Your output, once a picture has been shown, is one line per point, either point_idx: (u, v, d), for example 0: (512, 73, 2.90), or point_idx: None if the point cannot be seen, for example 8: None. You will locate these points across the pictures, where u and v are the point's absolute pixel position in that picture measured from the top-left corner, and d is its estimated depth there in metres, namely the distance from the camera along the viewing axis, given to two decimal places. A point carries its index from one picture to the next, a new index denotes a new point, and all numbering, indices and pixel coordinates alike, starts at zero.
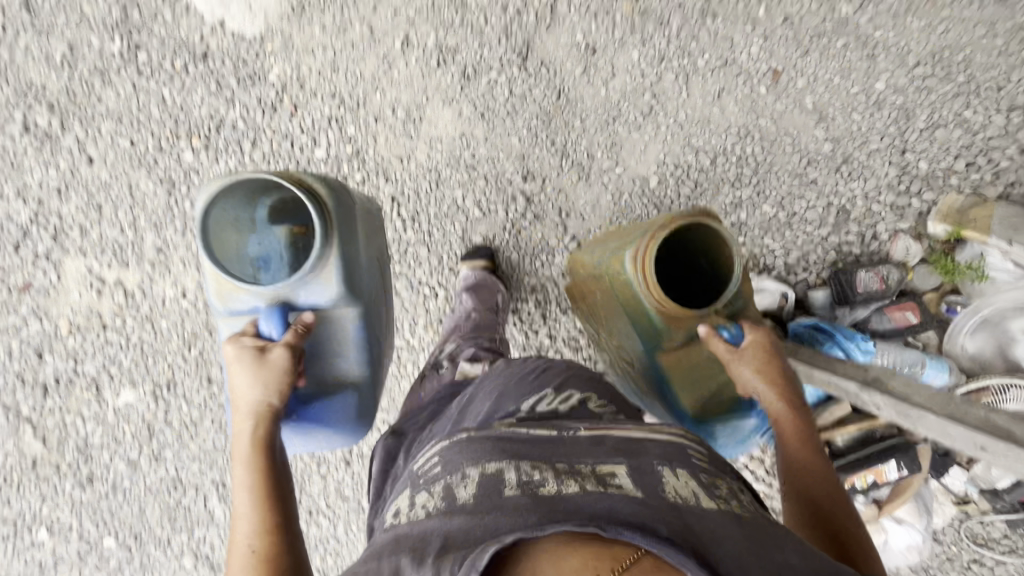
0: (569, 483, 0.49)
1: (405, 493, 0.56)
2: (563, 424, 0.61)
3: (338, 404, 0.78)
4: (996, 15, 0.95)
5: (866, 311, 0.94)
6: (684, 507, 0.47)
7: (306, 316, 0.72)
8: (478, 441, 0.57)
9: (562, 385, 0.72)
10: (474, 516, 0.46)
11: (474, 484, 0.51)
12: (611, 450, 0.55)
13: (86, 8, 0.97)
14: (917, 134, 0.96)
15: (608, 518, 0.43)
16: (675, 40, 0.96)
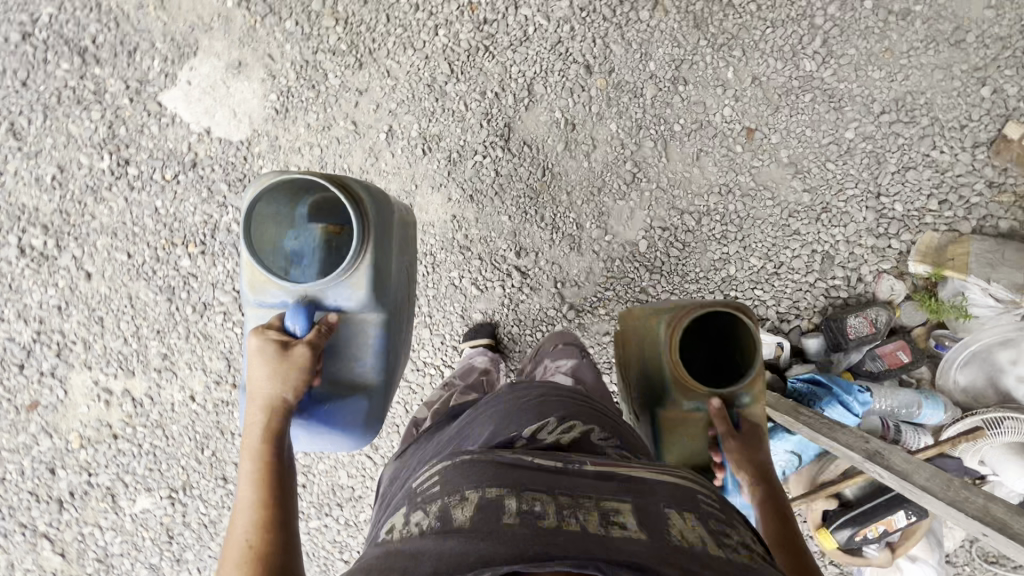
0: (570, 521, 0.43)
1: (400, 513, 0.50)
2: (572, 454, 0.53)
3: (347, 407, 0.73)
4: (951, 59, 1.00)
5: (859, 354, 0.97)
6: (694, 553, 0.41)
7: (331, 316, 0.69)
8: (476, 466, 0.50)
9: (566, 410, 0.63)
10: (463, 546, 0.40)
11: (471, 507, 0.45)
12: (622, 487, 0.48)
13: (73, 129, 0.99)
14: (889, 178, 1.00)
15: (610, 557, 0.38)
16: (651, 109, 0.99)
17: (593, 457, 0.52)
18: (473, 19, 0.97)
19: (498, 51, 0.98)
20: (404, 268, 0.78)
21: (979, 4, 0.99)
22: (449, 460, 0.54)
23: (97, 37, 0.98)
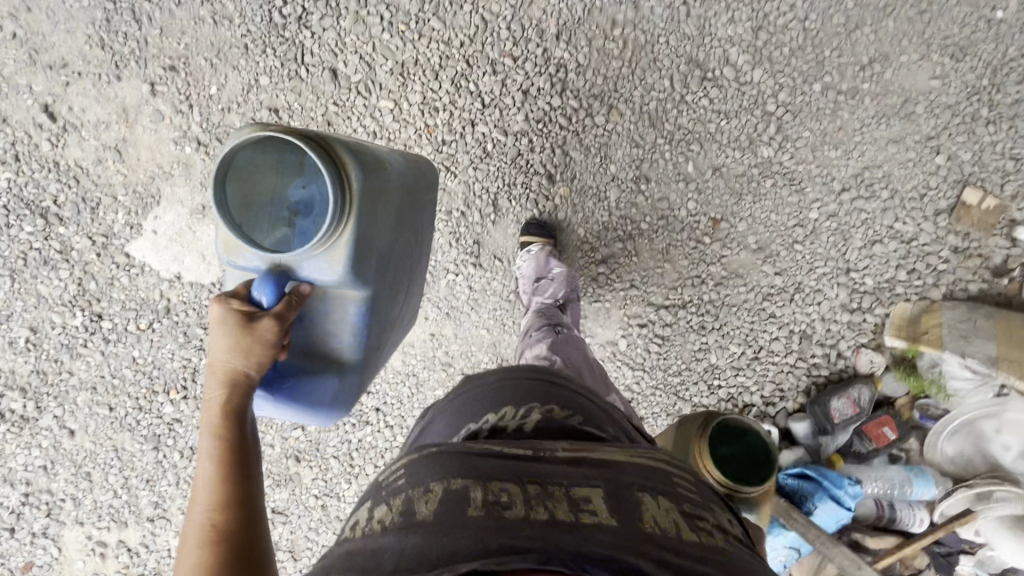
0: (538, 510, 0.43)
1: (365, 508, 0.49)
2: (541, 441, 0.53)
3: (320, 385, 0.70)
4: (903, 131, 1.01)
5: (846, 434, 0.98)
6: (659, 539, 0.42)
7: (303, 288, 0.62)
8: (441, 457, 0.49)
9: (532, 394, 0.61)
10: (426, 540, 0.40)
11: (435, 498, 0.44)
12: (593, 472, 0.48)
13: (43, 289, 0.98)
14: (857, 253, 1.01)
15: (578, 549, 0.39)
16: (617, 211, 1.00)
17: (566, 445, 0.51)
18: (431, 141, 0.99)
19: (459, 170, 0.99)
20: (395, 233, 0.71)
21: (925, 75, 1.01)
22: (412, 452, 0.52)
23: (58, 196, 0.97)
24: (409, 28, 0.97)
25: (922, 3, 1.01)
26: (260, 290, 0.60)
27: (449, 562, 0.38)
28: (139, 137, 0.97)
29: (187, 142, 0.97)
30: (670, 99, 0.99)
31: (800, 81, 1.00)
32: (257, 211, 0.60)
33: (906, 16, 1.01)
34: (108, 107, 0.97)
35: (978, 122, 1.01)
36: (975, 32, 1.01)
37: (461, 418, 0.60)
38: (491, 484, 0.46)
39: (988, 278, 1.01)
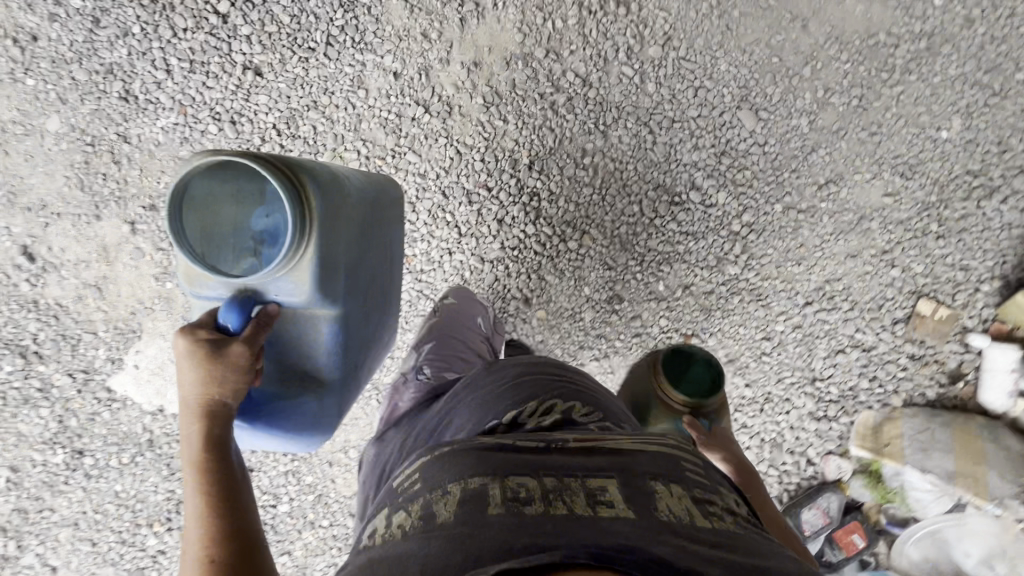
0: (558, 506, 0.46)
1: (383, 512, 0.52)
2: (552, 436, 0.57)
3: (296, 411, 0.71)
4: (860, 246, 1.07)
5: (818, 542, 1.05)
6: (678, 528, 0.44)
7: (270, 309, 0.63)
8: (462, 458, 0.52)
9: (547, 393, 0.66)
10: (452, 543, 0.42)
11: (454, 499, 0.47)
12: (602, 462, 0.51)
13: (23, 427, 0.98)
14: (821, 363, 1.06)
15: (601, 540, 0.40)
16: (591, 330, 1.05)
17: (575, 438, 0.56)
18: (411, 270, 1.03)
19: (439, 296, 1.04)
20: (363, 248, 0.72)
21: (877, 193, 1.07)
22: (434, 453, 0.56)
23: (38, 335, 0.98)
24: (386, 161, 1.01)
25: (872, 126, 1.07)
26: (227, 317, 0.62)
27: (479, 563, 0.39)
28: (119, 274, 0.98)
29: (167, 277, 0.99)
30: (641, 223, 1.03)
31: (762, 201, 1.05)
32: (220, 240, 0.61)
33: (857, 138, 1.07)
34: (87, 246, 0.98)
35: (929, 236, 1.07)
36: (922, 152, 1.07)
37: (484, 414, 0.64)
38: (509, 480, 0.49)
39: (945, 382, 1.07)
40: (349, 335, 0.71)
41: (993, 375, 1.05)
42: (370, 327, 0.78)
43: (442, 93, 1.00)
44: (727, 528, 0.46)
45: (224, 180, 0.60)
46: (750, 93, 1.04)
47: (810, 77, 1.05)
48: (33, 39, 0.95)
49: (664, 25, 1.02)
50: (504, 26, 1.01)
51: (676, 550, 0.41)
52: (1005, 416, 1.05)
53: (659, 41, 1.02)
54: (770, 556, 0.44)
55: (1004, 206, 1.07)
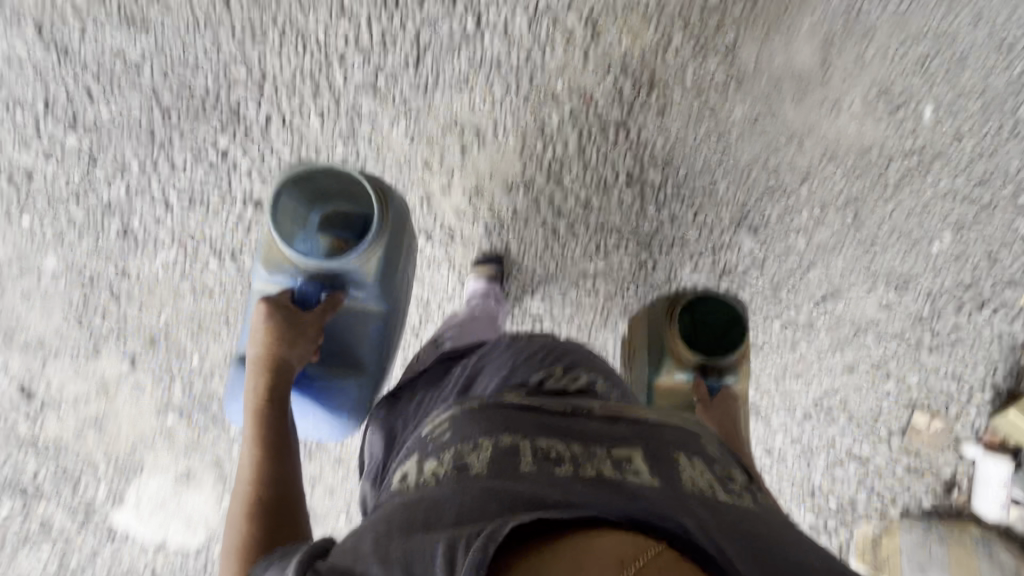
0: (586, 471, 0.56)
1: (414, 461, 0.64)
2: (581, 403, 0.69)
3: (342, 392, 0.96)
4: (856, 359, 1.09)
5: None
6: (700, 500, 0.53)
7: (337, 295, 0.89)
8: (490, 413, 0.66)
9: (575, 366, 0.78)
10: (486, 496, 0.53)
11: (488, 452, 0.59)
12: (627, 431, 0.62)
13: (23, 567, 0.99)
14: (819, 475, 1.09)
15: (628, 511, 0.50)
16: None
17: (601, 405, 0.67)
18: None
19: None
20: (408, 270, 0.96)
21: (873, 306, 1.09)
22: (467, 407, 0.68)
23: (37, 472, 0.97)
24: None
25: (867, 240, 1.09)
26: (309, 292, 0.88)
27: (513, 511, 0.51)
28: (119, 409, 0.98)
29: (168, 411, 0.98)
30: None
31: (759, 320, 1.08)
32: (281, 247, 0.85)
33: (852, 253, 1.09)
34: (86, 382, 0.97)
35: (922, 347, 1.09)
36: (915, 266, 1.09)
37: (517, 374, 0.76)
38: (538, 442, 0.61)
39: (940, 491, 1.09)
40: (386, 334, 0.96)
41: (985, 486, 1.08)
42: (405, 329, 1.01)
43: (444, 222, 1.02)
44: (745, 507, 0.56)
45: (292, 201, 0.84)
46: (747, 212, 1.05)
47: (807, 196, 1.07)
48: (29, 178, 0.94)
49: (662, 148, 1.03)
50: (505, 152, 1.01)
51: (700, 524, 0.50)
52: (998, 524, 1.08)
53: (658, 164, 1.03)
54: (778, 534, 0.53)
55: (995, 317, 1.10)
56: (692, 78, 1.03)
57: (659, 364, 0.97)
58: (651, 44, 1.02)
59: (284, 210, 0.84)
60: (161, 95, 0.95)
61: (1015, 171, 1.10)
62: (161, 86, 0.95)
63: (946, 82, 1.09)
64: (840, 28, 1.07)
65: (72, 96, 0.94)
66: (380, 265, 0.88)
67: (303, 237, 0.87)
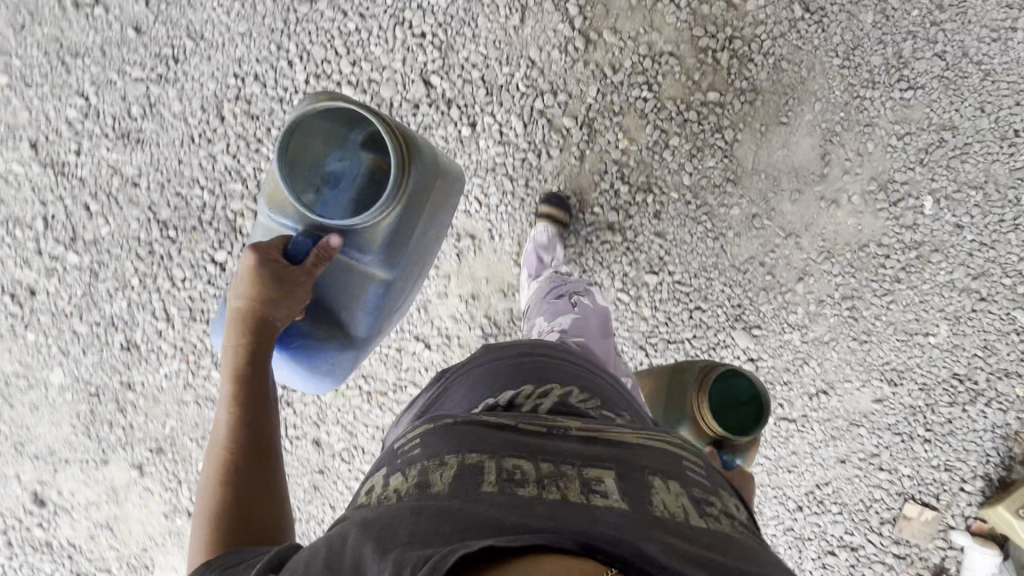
0: (551, 491, 0.46)
1: (381, 473, 0.54)
2: (556, 420, 0.58)
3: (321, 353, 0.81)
4: (849, 451, 1.11)
5: None
6: (673, 527, 0.44)
7: (334, 241, 0.72)
8: (458, 430, 0.54)
9: (549, 373, 0.67)
10: (437, 516, 0.43)
11: (450, 473, 0.49)
12: (603, 452, 0.52)
13: None
14: (811, 561, 1.14)
15: (589, 527, 0.41)
16: None
17: (578, 425, 0.57)
18: None
19: None
20: (430, 230, 0.82)
21: (868, 398, 1.10)
22: (432, 423, 0.57)
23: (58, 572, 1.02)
24: (387, 395, 1.04)
25: (863, 333, 1.09)
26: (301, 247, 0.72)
27: (464, 536, 0.41)
28: (129, 513, 1.01)
29: (176, 514, 1.01)
30: None
31: None
32: (300, 172, 0.72)
33: (849, 347, 1.09)
34: (96, 489, 1.00)
35: (916, 440, 1.11)
36: (910, 358, 1.10)
37: (484, 396, 0.65)
38: (505, 459, 0.50)
39: None
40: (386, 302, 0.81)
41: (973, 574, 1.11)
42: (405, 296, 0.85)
43: (441, 325, 1.02)
44: (722, 531, 0.46)
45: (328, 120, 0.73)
46: (744, 311, 1.06)
47: (804, 292, 1.07)
48: (32, 294, 0.96)
49: (659, 250, 1.03)
50: (501, 257, 1.02)
51: (670, 548, 0.41)
52: None
53: (654, 267, 1.04)
54: (765, 564, 0.44)
55: (989, 407, 1.11)
56: (689, 178, 1.02)
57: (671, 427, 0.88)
58: (648, 144, 1.02)
59: (314, 132, 0.72)
60: (158, 210, 0.96)
61: (1014, 262, 1.10)
62: (158, 200, 0.95)
63: (946, 174, 1.08)
64: (839, 122, 1.06)
65: (70, 212, 0.95)
66: (390, 227, 0.73)
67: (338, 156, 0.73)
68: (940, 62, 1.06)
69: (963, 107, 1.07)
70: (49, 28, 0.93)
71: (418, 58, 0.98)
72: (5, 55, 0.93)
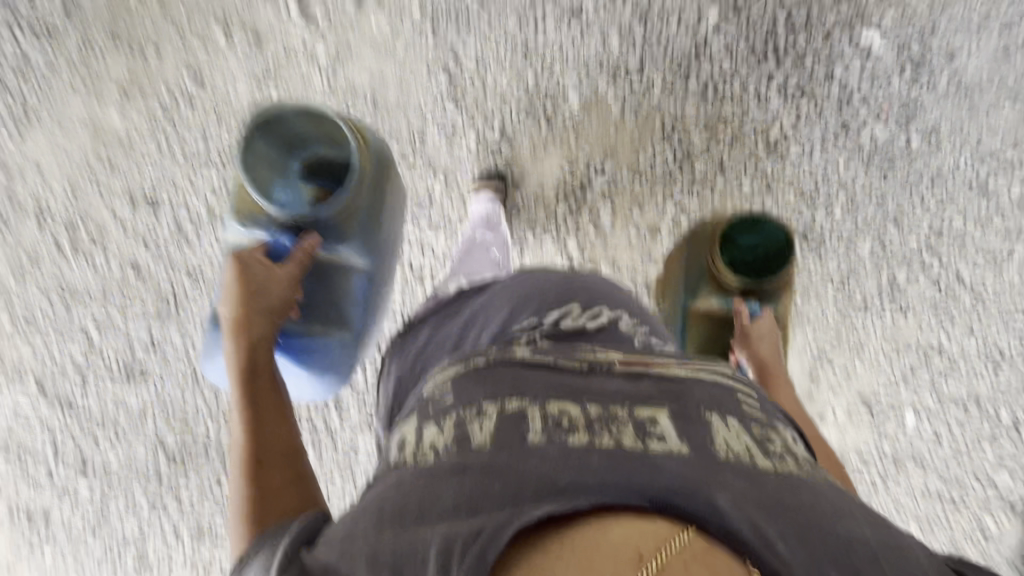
0: (603, 439, 0.47)
1: (413, 423, 0.54)
2: (596, 356, 0.58)
3: (321, 352, 0.82)
4: None
5: None
6: (738, 468, 0.45)
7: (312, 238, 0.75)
8: (496, 372, 0.56)
9: (587, 300, 0.68)
10: (485, 476, 0.45)
11: (492, 425, 0.50)
12: (653, 390, 0.53)
13: None
14: None
15: (654, 482, 0.43)
16: None
17: (621, 359, 0.58)
18: None
19: None
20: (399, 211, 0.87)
21: None
22: (462, 365, 0.59)
23: None
24: None
25: None
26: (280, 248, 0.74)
27: (516, 500, 0.42)
28: None
29: None
30: None
31: None
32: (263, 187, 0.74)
33: None
34: None
35: None
36: None
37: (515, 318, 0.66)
38: (551, 404, 0.51)
39: None
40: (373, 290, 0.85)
41: None
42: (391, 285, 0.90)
43: None
44: (787, 471, 0.47)
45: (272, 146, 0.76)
46: None
47: None
48: (47, 514, 1.01)
49: None
50: None
51: (738, 498, 0.42)
52: None
53: None
54: (840, 509, 0.44)
55: None
56: None
57: (695, 290, 0.92)
58: None
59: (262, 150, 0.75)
60: (165, 439, 0.98)
61: (989, 473, 1.13)
62: (164, 431, 0.98)
63: (929, 390, 1.11)
64: (829, 344, 1.08)
65: (79, 441, 0.98)
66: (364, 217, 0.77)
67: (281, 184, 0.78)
68: (933, 287, 1.07)
69: (951, 329, 1.09)
70: (50, 270, 0.93)
71: (418, 293, 1.00)
72: (8, 295, 0.94)
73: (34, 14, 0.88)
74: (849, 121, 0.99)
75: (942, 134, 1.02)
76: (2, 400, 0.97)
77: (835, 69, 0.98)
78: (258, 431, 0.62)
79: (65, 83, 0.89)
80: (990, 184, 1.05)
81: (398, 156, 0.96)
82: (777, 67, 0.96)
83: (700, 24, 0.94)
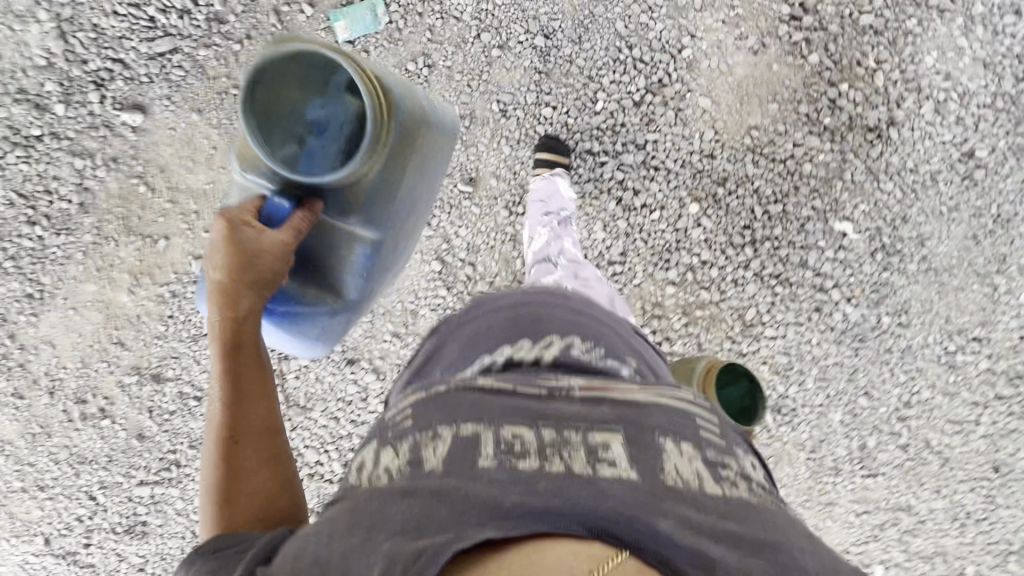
0: (554, 463, 0.42)
1: (370, 447, 0.49)
2: (559, 377, 0.53)
3: (308, 321, 0.75)
4: None
5: None
6: (686, 497, 0.42)
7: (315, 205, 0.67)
8: (451, 398, 0.50)
9: (552, 322, 0.61)
10: (434, 498, 0.41)
11: (444, 447, 0.45)
12: (610, 414, 0.47)
13: None
14: None
15: (595, 504, 0.39)
16: None
17: (584, 383, 0.52)
18: None
19: None
20: (418, 184, 0.78)
21: None
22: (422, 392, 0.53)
23: None
24: None
25: None
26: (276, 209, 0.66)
27: (459, 522, 0.38)
28: None
29: None
30: None
31: None
32: (277, 123, 0.66)
33: None
34: None
35: None
36: None
37: (471, 350, 0.60)
38: (507, 429, 0.46)
39: None
40: (377, 261, 0.76)
41: None
42: (395, 260, 0.82)
43: None
44: (741, 497, 0.43)
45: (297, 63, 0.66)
46: None
47: None
48: None
49: None
50: None
51: (682, 525, 0.39)
52: None
53: None
54: (787, 536, 0.41)
55: None
56: None
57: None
58: None
59: (288, 76, 0.66)
60: None
61: None
62: None
63: (898, 546, 1.15)
64: (800, 504, 1.13)
65: None
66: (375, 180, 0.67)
67: (319, 104, 0.68)
68: (902, 453, 1.12)
69: (920, 490, 1.14)
70: (59, 439, 0.99)
71: None
72: (18, 462, 0.99)
73: (50, 207, 0.92)
74: (821, 303, 1.04)
75: (911, 313, 1.07)
76: (11, 554, 1.02)
77: (808, 256, 1.03)
78: (238, 415, 0.63)
79: (79, 269, 0.94)
80: (957, 359, 1.09)
81: (391, 333, 1.01)
82: (753, 256, 1.02)
83: (681, 217, 1.00)
